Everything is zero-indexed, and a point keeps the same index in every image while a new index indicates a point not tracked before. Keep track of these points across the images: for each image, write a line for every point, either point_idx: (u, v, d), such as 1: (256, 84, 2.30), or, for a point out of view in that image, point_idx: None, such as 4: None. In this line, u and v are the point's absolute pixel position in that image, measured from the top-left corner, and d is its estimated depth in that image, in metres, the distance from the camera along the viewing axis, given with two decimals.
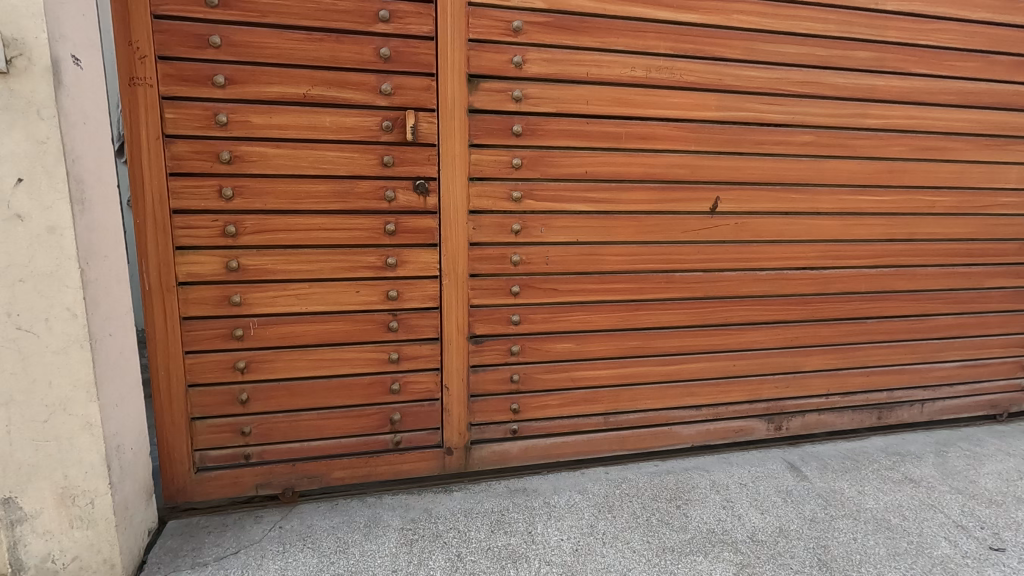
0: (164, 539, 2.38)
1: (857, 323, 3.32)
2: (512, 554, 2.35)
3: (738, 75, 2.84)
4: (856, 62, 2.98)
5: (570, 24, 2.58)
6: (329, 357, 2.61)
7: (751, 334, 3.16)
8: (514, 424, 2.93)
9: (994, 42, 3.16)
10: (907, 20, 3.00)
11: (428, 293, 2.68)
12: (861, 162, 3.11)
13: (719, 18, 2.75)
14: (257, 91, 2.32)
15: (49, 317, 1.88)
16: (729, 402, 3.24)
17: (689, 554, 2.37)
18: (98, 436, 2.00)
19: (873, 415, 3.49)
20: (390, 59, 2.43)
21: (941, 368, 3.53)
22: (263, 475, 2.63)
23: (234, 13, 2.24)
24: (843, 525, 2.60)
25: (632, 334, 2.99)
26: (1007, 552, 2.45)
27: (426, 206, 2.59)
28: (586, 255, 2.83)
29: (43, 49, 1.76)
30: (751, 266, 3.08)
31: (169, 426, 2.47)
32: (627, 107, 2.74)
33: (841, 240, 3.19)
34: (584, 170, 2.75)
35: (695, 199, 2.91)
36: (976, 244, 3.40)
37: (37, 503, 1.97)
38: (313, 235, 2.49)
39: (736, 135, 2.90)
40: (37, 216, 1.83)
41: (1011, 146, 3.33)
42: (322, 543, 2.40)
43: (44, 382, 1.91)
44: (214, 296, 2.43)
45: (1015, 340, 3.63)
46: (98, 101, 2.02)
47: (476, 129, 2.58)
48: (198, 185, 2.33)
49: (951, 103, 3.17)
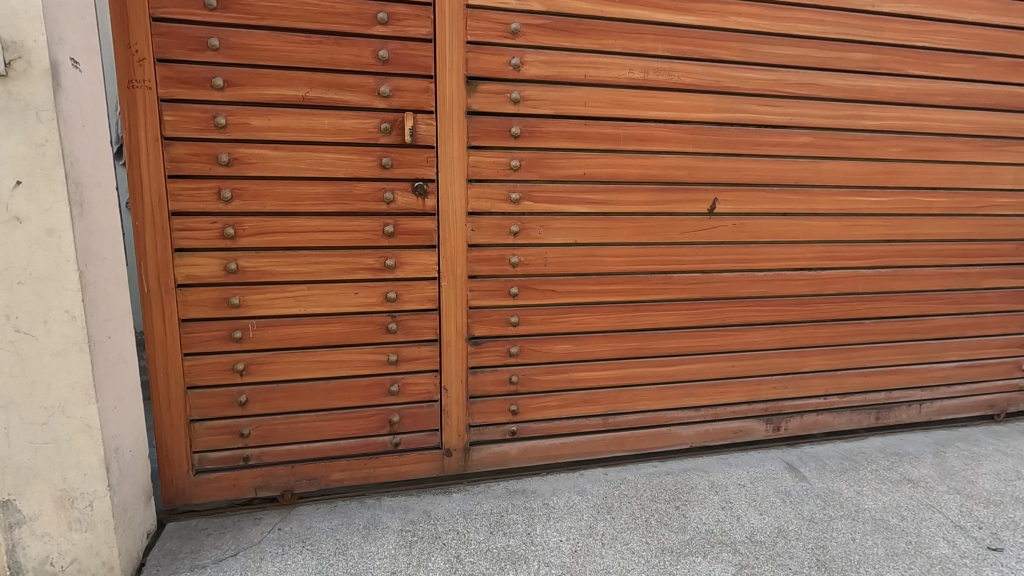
0: (163, 541, 2.38)
1: (855, 324, 3.33)
2: (512, 555, 2.35)
3: (735, 77, 2.85)
4: (853, 63, 2.99)
5: (568, 26, 2.59)
6: (329, 359, 2.61)
7: (749, 334, 3.17)
8: (513, 425, 2.93)
9: (990, 43, 3.17)
10: (904, 21, 3.02)
11: (427, 294, 2.69)
12: (858, 163, 3.12)
13: (716, 20, 2.76)
14: (256, 94, 2.32)
15: (47, 320, 1.88)
16: (728, 403, 3.24)
17: (688, 555, 2.37)
18: (97, 438, 2.00)
19: (871, 415, 3.50)
20: (388, 62, 2.44)
21: (938, 368, 3.54)
22: (262, 476, 2.63)
23: (232, 16, 2.25)
24: (842, 525, 2.61)
25: (631, 335, 3.00)
26: (1006, 552, 2.46)
27: (425, 208, 2.60)
28: (584, 256, 2.83)
29: (42, 52, 1.77)
30: (749, 266, 3.08)
31: (168, 428, 2.47)
32: (625, 109, 2.74)
33: (839, 241, 3.20)
34: (582, 171, 2.76)
35: (693, 200, 2.92)
36: (974, 244, 3.41)
37: (37, 505, 1.97)
38: (312, 237, 2.49)
39: (734, 136, 2.91)
40: (36, 219, 1.83)
41: (1008, 146, 3.34)
42: (321, 545, 2.40)
43: (42, 385, 1.91)
44: (213, 298, 2.43)
45: (1013, 340, 3.64)
46: (97, 104, 2.02)
47: (475, 130, 2.59)
48: (196, 187, 2.33)
49: (948, 104, 3.19)
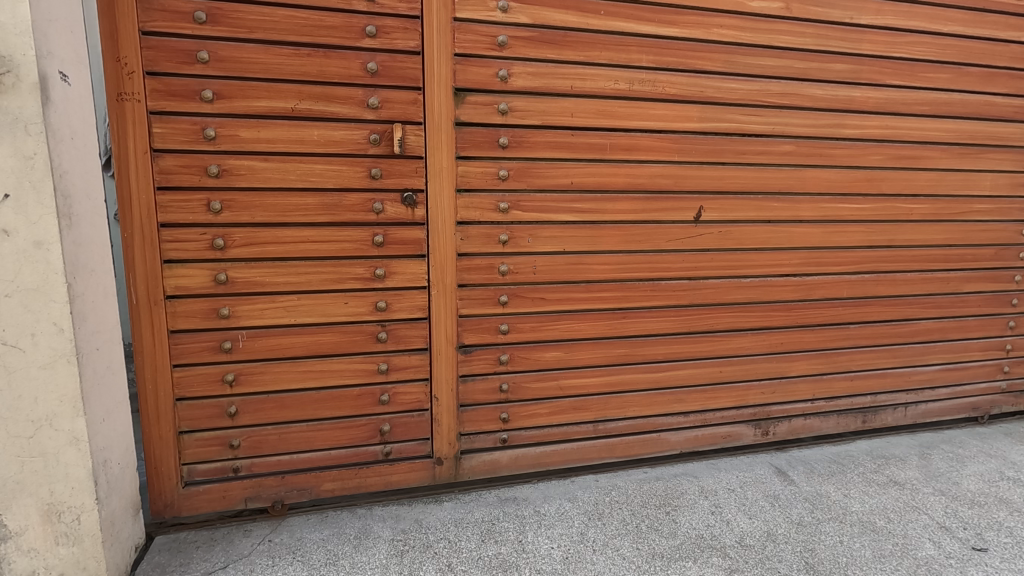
0: (152, 555, 2.35)
1: (839, 329, 3.38)
2: (503, 563, 2.36)
3: (718, 88, 2.91)
4: (833, 74, 3.07)
5: (554, 38, 2.64)
6: (318, 369, 2.61)
7: (735, 340, 3.21)
8: (504, 433, 2.94)
9: (965, 54, 3.27)
10: (882, 33, 3.10)
11: (417, 303, 2.70)
12: (840, 170, 3.19)
13: (699, 32, 2.83)
14: (246, 106, 2.34)
15: (35, 332, 1.88)
16: (718, 408, 3.27)
17: (679, 560, 2.39)
18: (84, 451, 1.99)
19: (858, 419, 3.54)
20: (377, 74, 2.47)
21: (922, 371, 3.59)
22: (252, 487, 2.61)
23: (221, 30, 2.27)
24: (830, 528, 2.64)
25: (620, 342, 3.02)
26: (989, 552, 2.49)
27: (414, 218, 2.62)
28: (572, 264, 2.87)
29: (31, 66, 1.78)
30: (735, 273, 3.13)
31: (156, 441, 2.45)
32: (611, 119, 2.79)
33: (823, 248, 3.25)
34: (570, 181, 2.79)
35: (679, 208, 2.97)
36: (954, 250, 3.48)
37: (23, 520, 1.95)
38: (301, 248, 2.50)
39: (718, 145, 2.96)
40: (23, 232, 1.83)
41: (985, 154, 3.42)
42: (312, 556, 2.39)
43: (29, 399, 1.90)
44: (202, 309, 2.43)
45: (994, 343, 3.70)
46: (85, 116, 2.03)
47: (463, 141, 2.62)
48: (186, 199, 2.34)
49: (926, 113, 3.27)
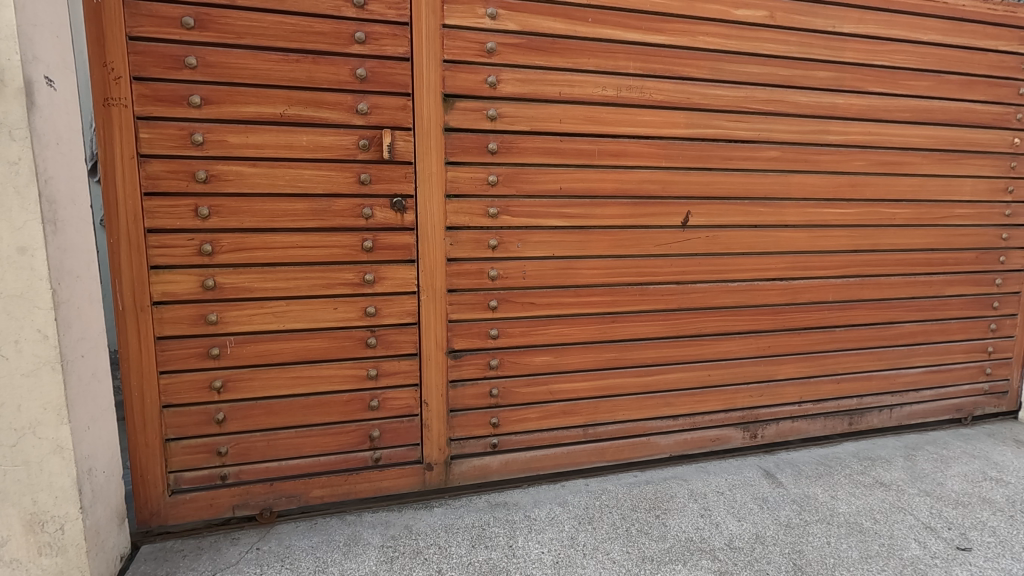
0: (137, 565, 2.32)
1: (825, 332, 3.42)
2: (494, 567, 2.36)
3: (705, 94, 2.95)
4: (817, 81, 3.13)
5: (542, 45, 2.67)
6: (307, 375, 2.60)
7: (723, 343, 3.24)
8: (494, 438, 2.94)
9: (945, 62, 3.34)
10: (864, 41, 3.16)
11: (406, 308, 2.70)
12: (824, 175, 3.23)
13: (686, 39, 2.87)
14: (234, 111, 2.34)
15: (18, 339, 1.86)
16: (706, 411, 3.29)
17: (668, 563, 2.40)
18: (69, 459, 1.96)
19: (845, 421, 3.58)
20: (366, 80, 2.48)
21: (907, 374, 3.64)
22: (240, 495, 2.59)
23: (209, 35, 2.27)
24: (817, 530, 2.66)
25: (610, 346, 3.04)
26: (973, 552, 2.53)
27: (403, 223, 2.63)
28: (561, 269, 2.88)
29: (16, 71, 1.76)
30: (722, 277, 3.17)
31: (142, 448, 2.42)
32: (599, 126, 2.81)
33: (809, 252, 3.30)
34: (559, 186, 2.81)
35: (667, 213, 3.00)
36: (936, 254, 3.54)
37: (5, 530, 1.93)
38: (291, 253, 2.50)
39: (704, 151, 3.00)
40: (6, 237, 1.81)
41: (965, 160, 3.50)
42: (301, 563, 2.37)
43: (12, 406, 1.88)
44: (189, 315, 2.42)
45: (976, 345, 3.77)
46: (70, 121, 2.01)
47: (452, 146, 2.63)
48: (174, 204, 2.33)
49: (907, 120, 3.33)
